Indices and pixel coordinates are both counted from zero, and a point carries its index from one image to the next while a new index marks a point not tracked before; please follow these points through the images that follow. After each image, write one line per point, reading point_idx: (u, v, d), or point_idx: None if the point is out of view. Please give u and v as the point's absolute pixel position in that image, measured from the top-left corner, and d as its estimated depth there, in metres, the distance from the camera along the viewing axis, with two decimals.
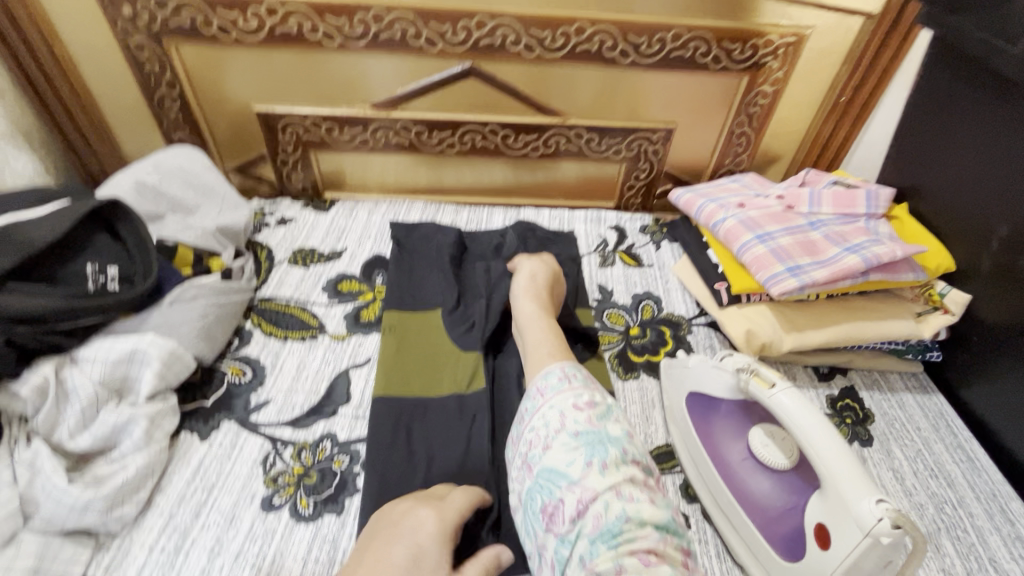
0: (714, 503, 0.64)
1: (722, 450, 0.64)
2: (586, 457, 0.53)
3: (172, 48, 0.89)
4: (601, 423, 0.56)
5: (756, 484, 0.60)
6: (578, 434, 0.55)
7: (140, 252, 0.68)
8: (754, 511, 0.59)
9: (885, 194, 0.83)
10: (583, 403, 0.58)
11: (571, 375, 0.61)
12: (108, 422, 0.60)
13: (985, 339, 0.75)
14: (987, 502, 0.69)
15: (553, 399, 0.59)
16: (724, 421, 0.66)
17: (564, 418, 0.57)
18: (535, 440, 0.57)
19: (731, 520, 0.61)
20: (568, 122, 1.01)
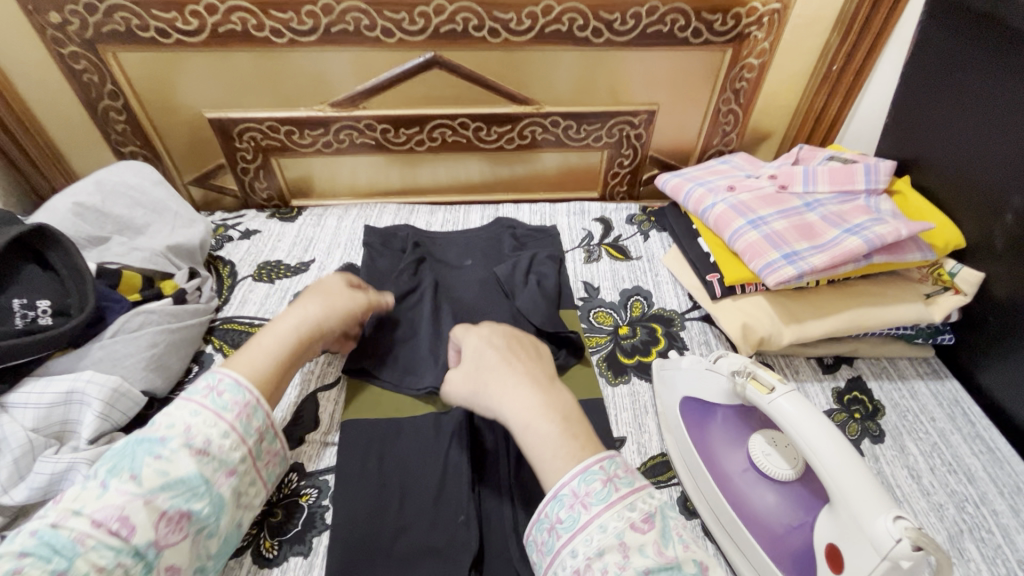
0: (716, 520, 0.58)
1: (720, 462, 0.59)
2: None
3: (110, 56, 0.83)
4: (672, 554, 0.44)
5: (759, 497, 0.55)
6: (649, 573, 0.43)
7: (75, 281, 0.62)
8: (757, 527, 0.54)
9: (886, 166, 0.77)
10: (639, 522, 0.46)
11: (614, 477, 0.48)
12: (44, 472, 0.54)
13: (1001, 320, 0.69)
14: (1011, 497, 0.63)
15: (603, 516, 0.45)
16: (721, 428, 0.61)
17: (625, 546, 0.44)
18: (586, 571, 0.44)
19: (733, 538, 0.56)
20: (543, 110, 0.94)
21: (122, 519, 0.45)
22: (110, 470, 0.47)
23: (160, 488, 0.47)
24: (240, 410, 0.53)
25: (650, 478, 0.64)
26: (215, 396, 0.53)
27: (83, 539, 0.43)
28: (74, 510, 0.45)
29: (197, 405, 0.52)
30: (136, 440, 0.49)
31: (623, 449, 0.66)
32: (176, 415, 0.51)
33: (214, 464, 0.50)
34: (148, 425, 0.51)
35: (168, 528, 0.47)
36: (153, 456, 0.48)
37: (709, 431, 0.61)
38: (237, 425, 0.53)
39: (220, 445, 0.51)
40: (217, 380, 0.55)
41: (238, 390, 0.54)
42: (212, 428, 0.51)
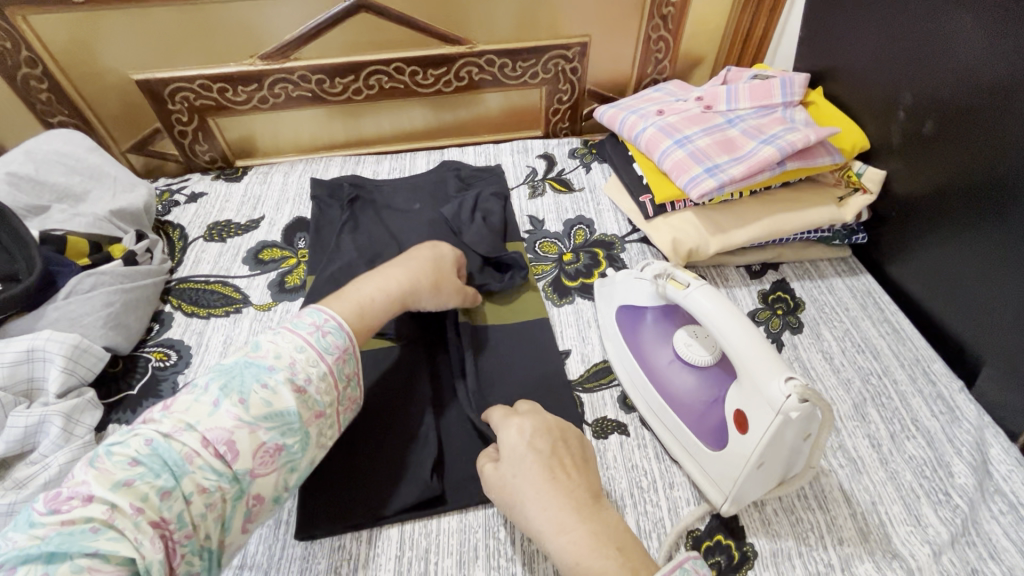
0: (647, 407, 0.65)
1: (650, 357, 0.65)
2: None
3: (21, 20, 0.80)
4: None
5: (683, 383, 0.62)
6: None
7: (18, 249, 0.64)
8: (682, 410, 0.61)
9: (800, 79, 0.81)
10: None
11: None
12: (18, 426, 0.57)
13: (902, 214, 0.76)
14: (911, 368, 0.72)
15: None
16: (651, 329, 0.67)
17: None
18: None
19: (662, 420, 0.63)
20: (476, 49, 0.95)
21: (227, 444, 0.46)
22: (221, 390, 0.48)
23: (264, 419, 0.48)
24: (340, 355, 0.54)
25: (594, 382, 0.70)
26: (319, 335, 0.54)
27: (191, 458, 0.45)
28: (186, 424, 0.46)
29: (303, 341, 0.53)
30: (245, 362, 0.50)
31: (569, 360, 0.73)
32: (283, 346, 0.52)
33: (309, 404, 0.51)
34: (255, 349, 0.52)
35: (263, 459, 0.48)
36: (259, 385, 0.49)
37: (640, 332, 0.67)
38: (334, 369, 0.54)
39: (318, 387, 0.52)
40: (321, 321, 0.55)
41: (340, 334, 0.55)
42: (314, 367, 0.52)
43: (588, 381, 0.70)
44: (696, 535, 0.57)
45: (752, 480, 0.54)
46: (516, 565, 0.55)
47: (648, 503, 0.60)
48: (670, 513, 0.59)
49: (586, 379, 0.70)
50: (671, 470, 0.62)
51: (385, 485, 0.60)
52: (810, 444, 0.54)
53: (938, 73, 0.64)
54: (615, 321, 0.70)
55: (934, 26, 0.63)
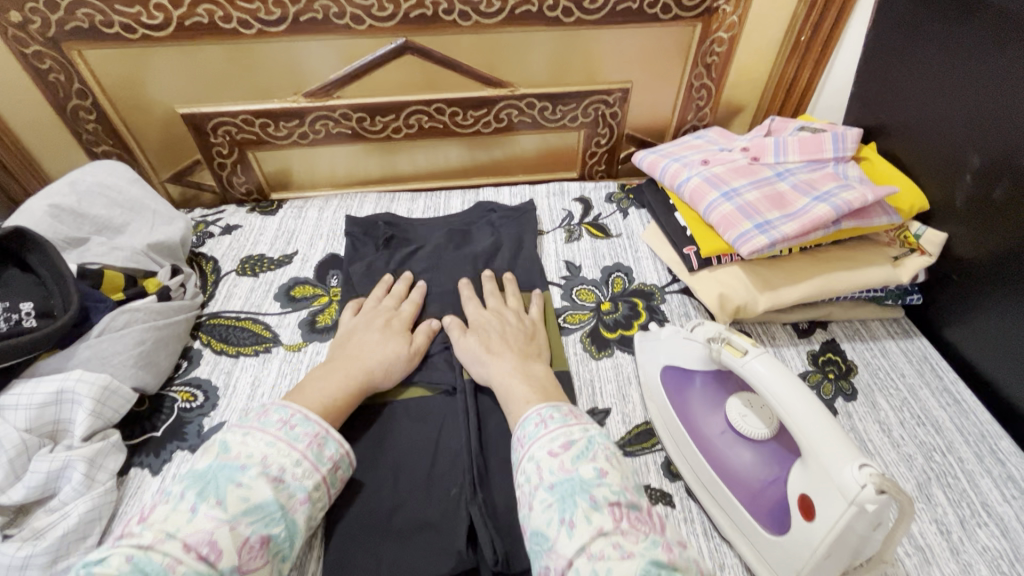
0: (695, 478, 0.61)
1: (698, 423, 0.61)
2: (558, 512, 0.46)
3: (76, 54, 0.81)
4: (573, 467, 0.49)
5: (737, 456, 0.58)
6: (552, 486, 0.48)
7: (57, 284, 0.62)
8: (736, 485, 0.57)
9: (853, 134, 0.79)
10: (557, 447, 0.51)
11: (548, 418, 0.55)
12: (41, 471, 0.55)
13: (964, 278, 0.72)
14: (976, 444, 0.67)
15: (530, 448, 0.53)
16: (702, 393, 0.63)
17: (539, 469, 0.50)
18: (522, 498, 0.50)
19: (711, 493, 0.59)
20: (518, 92, 0.95)
21: (210, 543, 0.44)
22: (197, 495, 0.47)
23: (243, 514, 0.47)
24: (312, 440, 0.55)
25: (636, 445, 0.66)
26: (288, 428, 0.55)
27: (173, 566, 0.42)
28: (165, 533, 0.45)
29: (272, 436, 0.53)
30: (217, 465, 0.50)
31: (609, 420, 0.69)
32: (253, 443, 0.52)
33: (289, 491, 0.50)
34: (225, 451, 0.51)
35: (250, 553, 0.46)
36: (235, 484, 0.48)
37: (687, 396, 0.64)
38: (309, 454, 0.54)
39: (294, 473, 0.52)
40: (287, 414, 0.56)
41: (307, 424, 0.56)
42: (286, 456, 0.52)
43: (630, 444, 0.66)
44: None
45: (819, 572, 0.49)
46: None
47: None
48: None
49: (629, 441, 0.67)
50: (722, 550, 0.58)
51: (415, 552, 0.56)
52: (882, 536, 0.49)
53: (1007, 137, 0.61)
54: (657, 383, 0.67)
55: (1006, 90, 0.60)
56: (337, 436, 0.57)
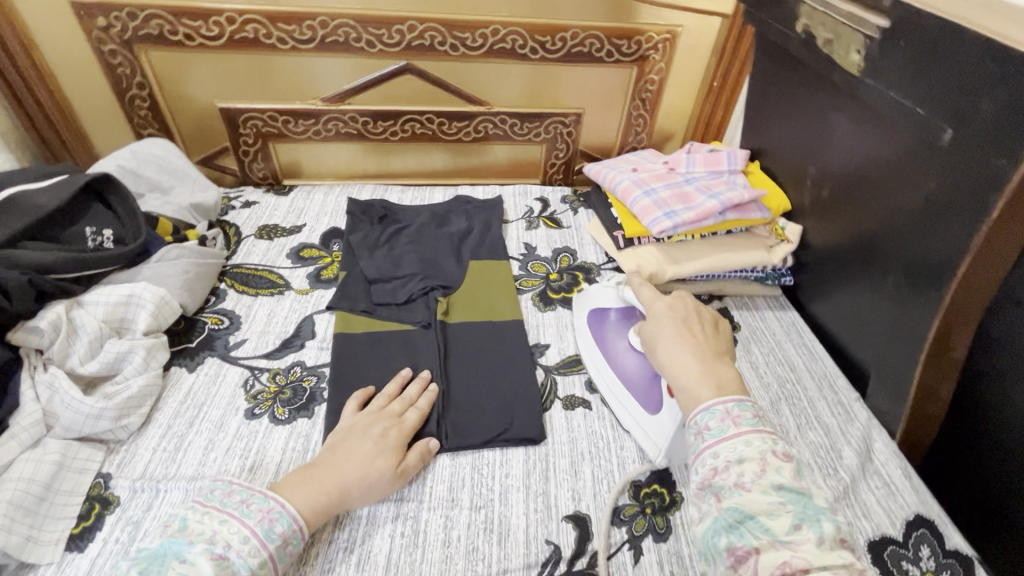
0: (605, 385, 0.82)
1: (610, 344, 0.83)
2: (794, 518, 0.49)
3: (142, 54, 1.03)
4: (804, 484, 0.52)
5: (632, 366, 0.79)
6: (782, 488, 0.51)
7: (130, 219, 0.81)
8: (634, 387, 0.78)
9: (742, 154, 1.05)
10: (780, 451, 0.54)
11: (738, 415, 0.57)
12: (112, 351, 0.73)
13: (815, 260, 0.97)
14: (818, 379, 0.90)
15: (748, 435, 0.55)
16: (614, 326, 0.85)
17: (764, 463, 0.53)
18: (723, 472, 0.53)
19: (614, 395, 0.80)
20: (493, 110, 1.19)
21: None
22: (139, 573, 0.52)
23: None
24: (262, 516, 0.57)
25: (566, 369, 0.87)
26: (244, 506, 0.58)
27: None
28: None
29: (226, 514, 0.57)
30: (168, 542, 0.54)
31: (547, 352, 0.90)
32: (206, 522, 0.56)
33: (229, 570, 0.53)
34: (179, 528, 0.56)
35: None
36: (179, 561, 0.52)
37: (606, 326, 0.86)
38: (259, 531, 0.56)
39: (238, 550, 0.55)
40: (247, 493, 0.59)
41: (264, 500, 0.59)
42: (234, 534, 0.56)
43: (561, 368, 0.87)
44: (638, 483, 0.72)
45: (678, 439, 0.70)
46: (494, 492, 0.70)
47: (603, 458, 0.75)
48: (620, 466, 0.74)
49: (561, 365, 0.88)
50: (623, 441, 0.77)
51: None
52: None
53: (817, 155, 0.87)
54: (586, 318, 0.90)
55: (808, 122, 0.87)
56: (291, 511, 0.59)
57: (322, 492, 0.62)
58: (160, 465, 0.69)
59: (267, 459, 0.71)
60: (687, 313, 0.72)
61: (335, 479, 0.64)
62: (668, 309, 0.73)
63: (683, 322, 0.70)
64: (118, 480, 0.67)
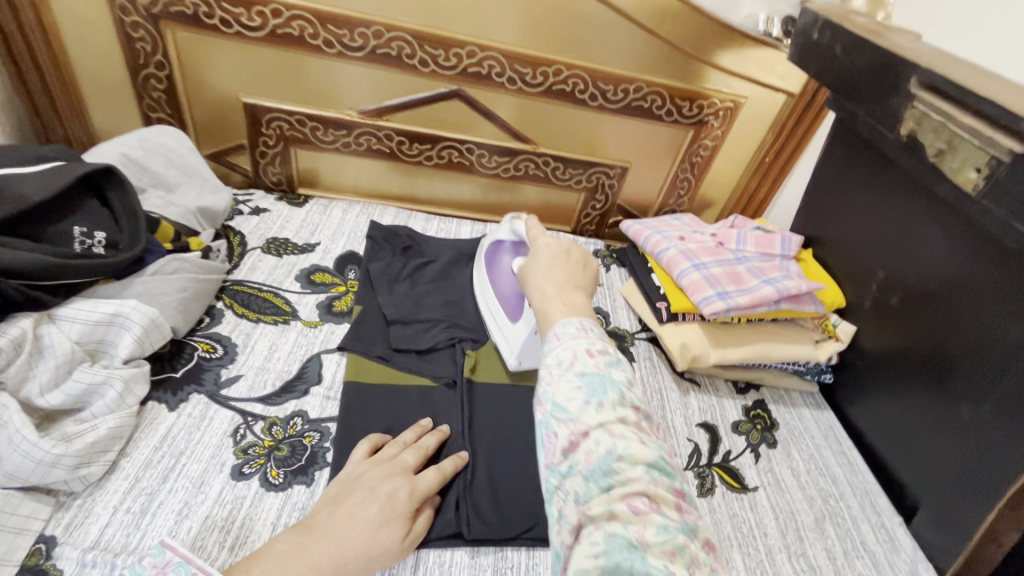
0: (483, 299, 0.90)
1: (496, 266, 0.89)
2: (586, 398, 0.46)
3: (168, 32, 0.92)
4: (607, 368, 0.48)
5: (507, 286, 0.86)
6: (584, 374, 0.48)
7: (128, 222, 0.70)
8: (505, 308, 0.85)
9: (796, 240, 1.00)
10: (595, 349, 0.50)
11: (561, 331, 0.53)
12: (82, 382, 0.60)
13: (864, 364, 0.91)
14: (861, 498, 0.83)
15: (566, 341, 0.51)
16: (501, 255, 0.90)
17: (573, 358, 0.49)
18: (543, 375, 0.50)
19: (490, 309, 0.88)
20: (538, 150, 1.12)
21: None
22: None
23: None
24: None
25: None
26: None
27: None
28: None
29: None
30: None
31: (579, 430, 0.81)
32: None
33: None
34: None
35: None
36: None
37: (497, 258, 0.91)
38: None
39: None
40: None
41: None
42: None
43: None
44: None
45: (531, 342, 0.80)
46: None
47: None
48: None
49: None
50: None
51: None
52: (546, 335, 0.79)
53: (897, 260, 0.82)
54: (486, 245, 0.95)
55: (895, 222, 0.82)
56: None
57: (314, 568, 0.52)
58: (120, 532, 0.56)
59: (253, 536, 0.59)
60: (564, 256, 0.67)
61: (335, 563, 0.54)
62: (549, 246, 0.69)
63: (555, 257, 0.67)
64: (64, 548, 0.54)
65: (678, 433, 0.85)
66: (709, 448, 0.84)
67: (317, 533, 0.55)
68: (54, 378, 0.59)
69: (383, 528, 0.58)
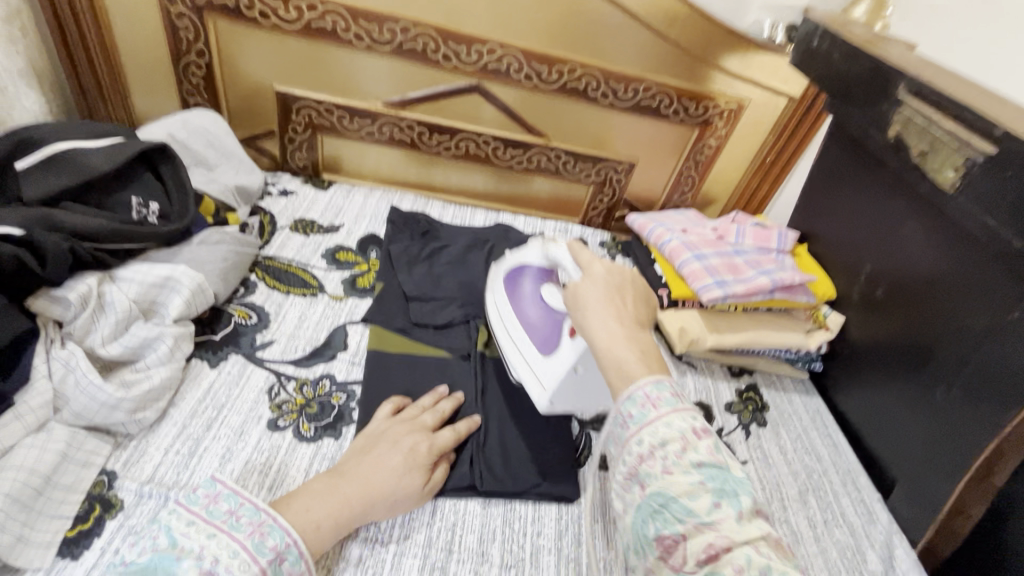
0: (505, 331, 0.85)
1: (520, 291, 0.86)
2: (713, 495, 0.47)
3: (211, 22, 0.99)
4: (721, 458, 0.50)
5: (530, 311, 0.84)
6: (701, 466, 0.49)
7: (178, 195, 0.77)
8: (532, 333, 0.82)
9: (792, 235, 1.06)
10: (699, 429, 0.52)
11: (656, 398, 0.53)
12: (138, 336, 0.67)
13: (850, 352, 0.97)
14: (843, 474, 0.89)
15: (669, 417, 0.52)
16: (527, 280, 0.87)
17: (685, 441, 0.50)
18: (648, 459, 0.50)
19: (513, 336, 0.84)
20: (550, 144, 1.18)
21: None
22: None
23: None
24: (254, 529, 0.53)
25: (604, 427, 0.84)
26: (234, 519, 0.54)
27: None
28: None
29: (215, 528, 0.53)
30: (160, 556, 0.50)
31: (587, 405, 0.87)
32: (194, 535, 0.52)
33: None
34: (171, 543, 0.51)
35: None
36: None
37: (520, 280, 0.88)
38: (249, 545, 0.52)
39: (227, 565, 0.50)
40: (237, 505, 0.55)
41: (253, 511, 0.54)
42: (223, 548, 0.51)
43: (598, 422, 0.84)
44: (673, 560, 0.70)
45: (570, 379, 0.75)
46: (525, 552, 0.66)
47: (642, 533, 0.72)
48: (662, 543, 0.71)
49: (596, 421, 0.84)
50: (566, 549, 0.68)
51: None
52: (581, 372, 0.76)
53: (883, 254, 0.88)
54: (504, 266, 0.92)
55: (882, 219, 0.89)
56: (284, 524, 0.55)
57: (346, 505, 0.60)
58: (171, 470, 0.63)
59: (288, 479, 0.65)
60: (617, 284, 0.68)
61: (363, 501, 0.60)
62: (610, 276, 0.70)
63: (617, 289, 0.68)
64: (123, 481, 0.60)
65: None
66: None
67: (348, 477, 0.62)
68: (115, 331, 0.65)
69: (406, 475, 0.64)
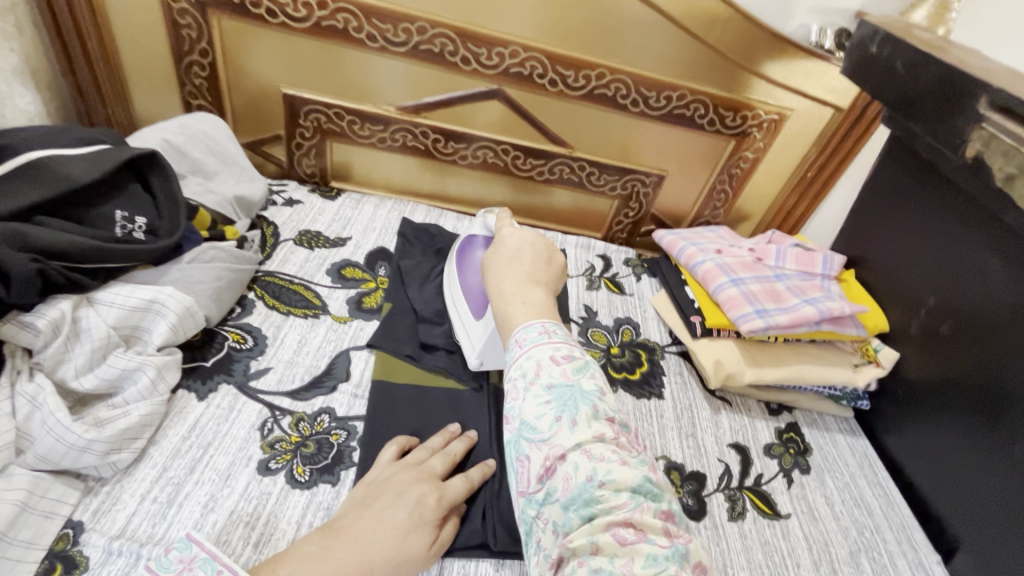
0: (452, 300, 0.83)
1: (468, 257, 0.83)
2: (557, 412, 0.51)
3: (214, 20, 0.92)
4: (575, 377, 0.54)
5: (474, 278, 0.80)
6: (552, 388, 0.53)
7: (168, 208, 0.70)
8: (472, 302, 0.79)
9: (839, 260, 0.96)
10: (559, 356, 0.56)
11: (523, 338, 0.59)
12: (116, 367, 0.60)
13: (906, 392, 0.87)
14: (899, 532, 0.80)
15: (531, 351, 0.56)
16: (474, 246, 0.84)
17: (539, 368, 0.55)
18: (512, 391, 0.55)
19: (455, 304, 0.82)
20: (574, 154, 1.10)
21: None
22: None
23: None
24: None
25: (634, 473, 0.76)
26: None
27: None
28: None
29: None
30: None
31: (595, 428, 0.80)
32: None
33: None
34: None
35: None
36: None
37: (470, 246, 0.84)
38: None
39: None
40: (213, 574, 0.47)
41: None
42: None
43: None
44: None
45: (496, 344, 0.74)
46: None
47: None
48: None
49: None
50: None
51: None
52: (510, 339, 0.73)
53: (952, 285, 0.79)
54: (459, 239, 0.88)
55: (951, 247, 0.79)
56: None
57: (341, 573, 0.51)
58: (145, 522, 0.56)
59: (277, 534, 0.58)
60: (527, 248, 0.72)
61: (359, 567, 0.52)
62: (512, 241, 0.73)
63: (517, 253, 0.72)
64: (90, 534, 0.53)
65: (709, 452, 0.83)
66: (740, 470, 0.82)
67: (344, 537, 0.54)
68: (89, 362, 0.58)
69: (409, 534, 0.56)
